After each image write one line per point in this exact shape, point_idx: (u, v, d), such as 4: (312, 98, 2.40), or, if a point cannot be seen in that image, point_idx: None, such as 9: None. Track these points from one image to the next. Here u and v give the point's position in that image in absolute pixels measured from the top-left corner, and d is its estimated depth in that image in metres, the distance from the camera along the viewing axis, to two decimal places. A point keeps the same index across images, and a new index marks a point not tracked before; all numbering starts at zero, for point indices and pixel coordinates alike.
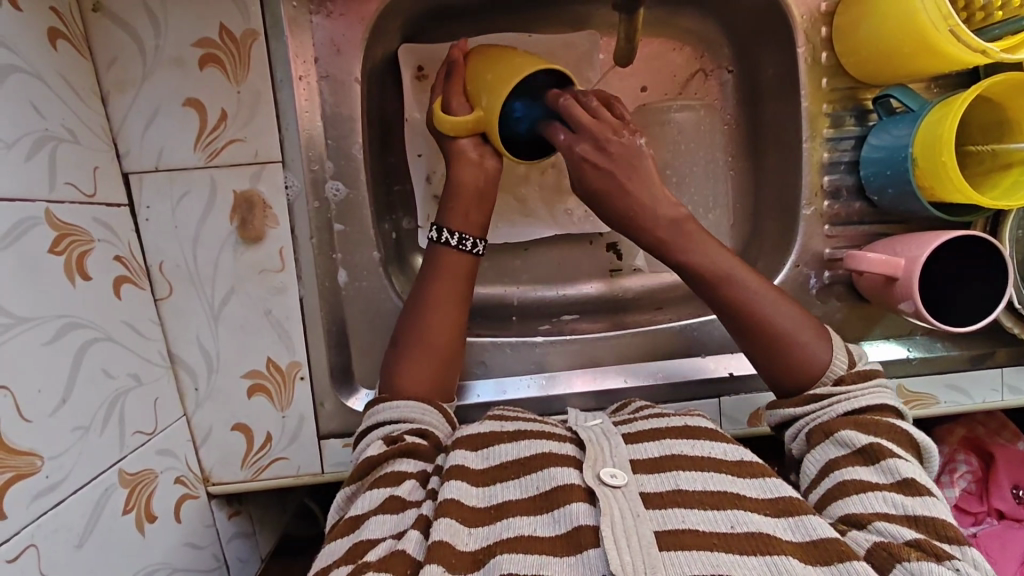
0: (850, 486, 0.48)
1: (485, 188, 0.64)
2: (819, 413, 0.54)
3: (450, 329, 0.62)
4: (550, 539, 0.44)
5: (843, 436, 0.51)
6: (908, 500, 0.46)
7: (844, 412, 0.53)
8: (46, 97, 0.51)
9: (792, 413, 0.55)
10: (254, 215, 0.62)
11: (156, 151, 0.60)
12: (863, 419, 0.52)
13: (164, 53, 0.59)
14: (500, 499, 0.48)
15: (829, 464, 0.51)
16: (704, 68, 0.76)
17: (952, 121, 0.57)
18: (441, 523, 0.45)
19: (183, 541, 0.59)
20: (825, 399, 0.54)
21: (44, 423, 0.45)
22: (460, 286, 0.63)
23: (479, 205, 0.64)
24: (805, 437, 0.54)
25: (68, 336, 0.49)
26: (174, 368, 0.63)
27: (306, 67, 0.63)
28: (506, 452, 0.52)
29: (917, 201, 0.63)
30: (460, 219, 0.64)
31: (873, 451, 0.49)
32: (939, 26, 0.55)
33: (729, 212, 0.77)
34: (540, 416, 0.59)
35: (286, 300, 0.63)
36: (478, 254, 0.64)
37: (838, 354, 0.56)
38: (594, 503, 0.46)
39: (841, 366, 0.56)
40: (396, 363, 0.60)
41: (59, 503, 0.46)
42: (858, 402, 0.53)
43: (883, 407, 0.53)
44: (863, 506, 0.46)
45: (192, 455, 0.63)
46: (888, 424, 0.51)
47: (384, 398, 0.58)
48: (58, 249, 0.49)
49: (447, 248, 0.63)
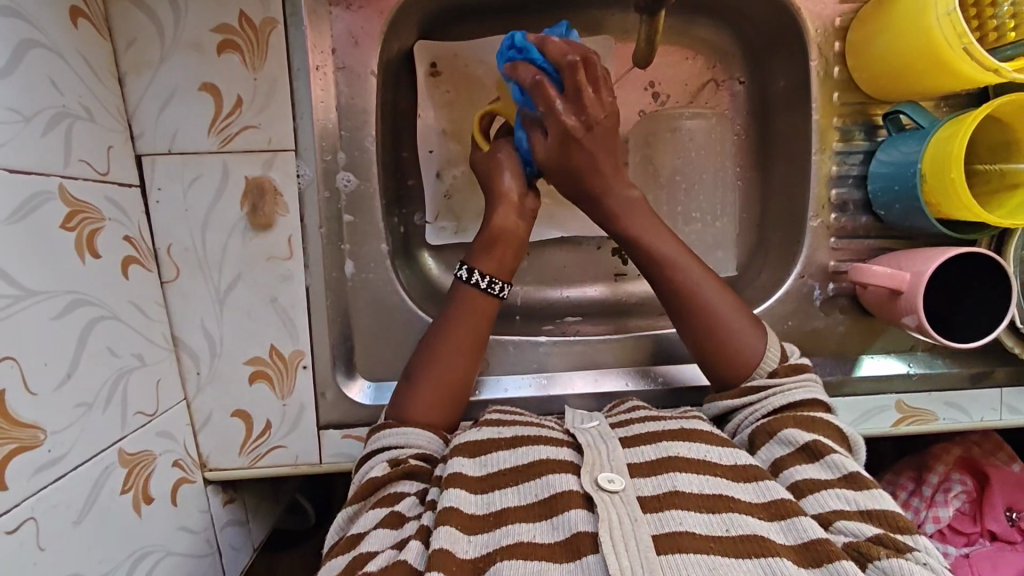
0: (803, 487, 0.49)
1: (523, 233, 0.64)
2: (757, 406, 0.56)
3: (470, 365, 0.62)
4: (550, 544, 0.44)
5: (787, 435, 0.52)
6: (860, 495, 0.46)
7: (777, 406, 0.56)
8: (65, 74, 0.51)
9: (730, 405, 0.58)
10: (265, 202, 0.62)
11: (170, 134, 0.60)
12: (797, 415, 0.54)
13: (183, 38, 0.59)
14: (500, 505, 0.48)
15: (777, 463, 0.52)
16: (716, 77, 0.76)
17: (961, 139, 0.57)
18: (441, 531, 0.45)
19: (178, 525, 0.59)
20: (760, 392, 0.57)
21: (48, 397, 0.45)
22: (480, 331, 0.62)
23: (515, 250, 0.64)
24: (746, 434, 0.56)
25: (75, 312, 0.49)
26: (177, 352, 0.63)
27: (323, 57, 0.63)
28: (504, 459, 0.52)
29: (924, 216, 0.63)
30: (493, 264, 0.63)
31: (814, 448, 0.50)
32: (954, 43, 0.55)
33: (736, 220, 0.77)
34: (537, 419, 0.59)
35: (292, 288, 0.63)
36: (502, 297, 0.63)
37: (772, 346, 0.60)
38: (593, 510, 0.46)
39: (774, 360, 0.59)
40: (413, 386, 0.60)
41: (59, 478, 0.45)
42: (791, 395, 0.56)
43: (815, 401, 0.56)
44: (820, 506, 0.47)
45: (191, 439, 0.63)
46: (823, 420, 0.53)
47: (390, 423, 0.58)
48: (70, 225, 0.49)
49: (474, 288, 0.62)
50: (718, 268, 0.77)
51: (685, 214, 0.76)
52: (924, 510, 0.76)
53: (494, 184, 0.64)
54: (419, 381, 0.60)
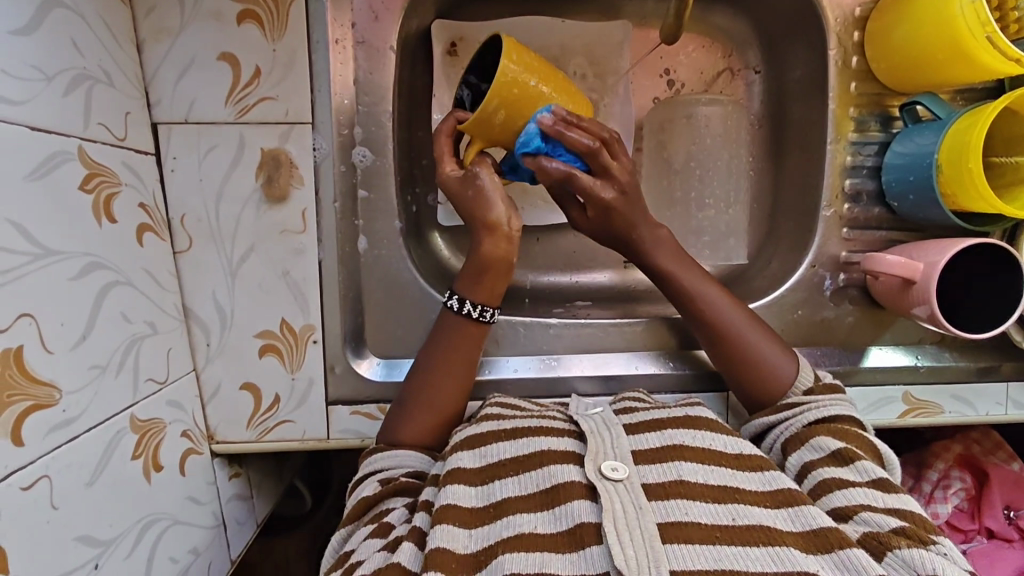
0: (830, 483, 0.49)
1: (509, 258, 0.61)
2: (792, 421, 0.57)
3: (459, 398, 0.62)
4: (552, 535, 0.44)
5: (819, 442, 0.53)
6: (887, 495, 0.47)
7: (813, 421, 0.56)
8: (86, 36, 0.50)
9: (766, 423, 0.58)
10: (280, 174, 0.62)
11: (187, 103, 0.60)
12: (831, 426, 0.54)
13: (203, 6, 0.59)
14: (500, 496, 0.48)
15: (805, 467, 0.52)
16: (731, 67, 0.77)
17: (980, 130, 0.57)
18: (438, 529, 0.45)
19: (186, 495, 0.59)
20: (795, 407, 0.57)
21: (64, 356, 0.45)
22: (470, 357, 0.62)
23: (502, 277, 0.62)
24: (778, 449, 0.56)
25: (92, 275, 0.49)
26: (188, 323, 0.63)
27: (343, 31, 0.63)
28: (505, 450, 0.52)
29: (938, 207, 0.63)
30: (484, 293, 0.62)
31: (844, 453, 0.51)
32: (976, 31, 0.56)
33: (748, 210, 0.77)
34: (537, 410, 0.59)
35: (305, 262, 0.63)
36: (492, 323, 0.63)
37: (805, 371, 0.60)
38: (596, 499, 0.46)
39: (809, 380, 0.59)
40: (402, 401, 0.61)
41: (73, 438, 0.45)
42: (824, 410, 0.56)
43: (851, 418, 0.56)
44: (847, 499, 0.47)
45: (199, 410, 0.63)
46: (857, 434, 0.53)
47: (381, 447, 0.58)
48: (88, 187, 0.49)
49: (467, 319, 0.62)
50: (728, 256, 0.77)
51: (699, 200, 0.76)
52: (923, 505, 0.77)
53: (481, 213, 0.60)
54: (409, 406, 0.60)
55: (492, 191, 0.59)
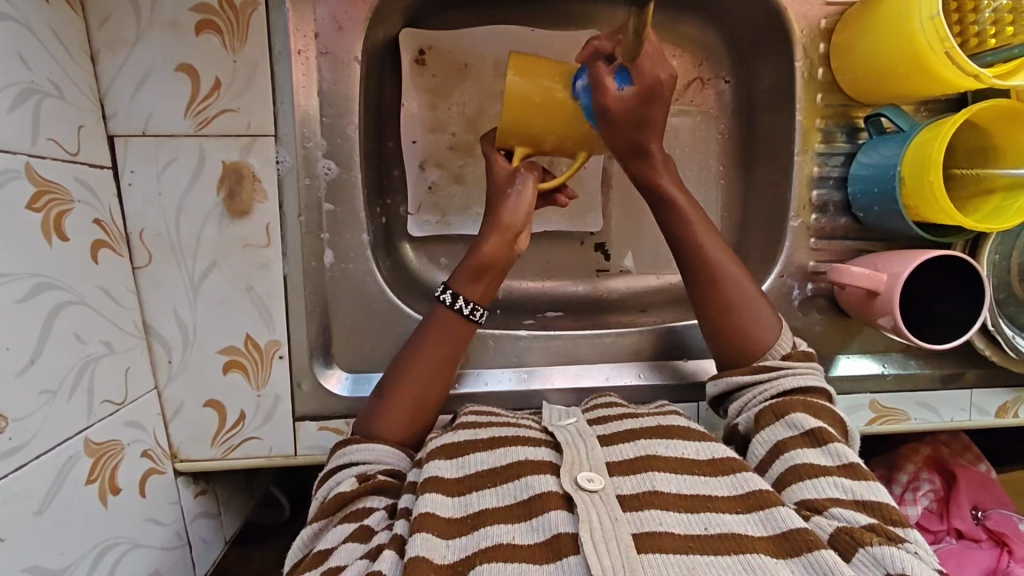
0: (802, 471, 0.49)
1: (507, 265, 0.63)
2: (765, 387, 0.56)
3: (438, 392, 0.61)
4: (530, 547, 0.44)
5: (795, 419, 0.52)
6: (857, 484, 0.47)
7: (791, 388, 0.56)
8: (34, 49, 0.49)
9: (741, 381, 0.58)
10: (242, 187, 0.60)
11: (144, 115, 0.58)
12: (808, 399, 0.54)
13: (160, 16, 0.57)
14: (477, 508, 0.48)
15: (779, 445, 0.52)
16: (702, 76, 0.77)
17: (940, 143, 0.58)
18: (417, 537, 0.44)
19: (146, 517, 0.58)
20: (771, 372, 0.57)
21: (9, 383, 0.43)
22: (453, 353, 0.62)
23: (497, 278, 0.63)
24: (752, 411, 0.56)
25: (41, 296, 0.47)
26: (148, 339, 0.61)
27: (305, 41, 0.62)
28: (482, 461, 0.52)
29: (901, 219, 0.64)
30: (477, 290, 0.62)
31: (820, 434, 0.51)
32: (936, 47, 0.56)
33: (718, 218, 0.78)
34: (513, 418, 0.59)
35: (269, 277, 0.62)
36: (478, 321, 0.63)
37: (785, 337, 0.60)
38: (571, 509, 0.46)
39: (785, 347, 0.59)
40: (388, 397, 0.60)
41: (19, 467, 0.44)
42: (801, 379, 0.56)
43: (820, 389, 0.56)
44: (816, 491, 0.48)
45: (161, 429, 0.62)
46: (830, 410, 0.54)
47: (355, 440, 0.57)
48: (37, 206, 0.48)
49: (453, 311, 0.62)
50: None
51: None
52: None
53: (496, 215, 0.61)
54: (389, 401, 0.59)
55: (522, 199, 0.61)
